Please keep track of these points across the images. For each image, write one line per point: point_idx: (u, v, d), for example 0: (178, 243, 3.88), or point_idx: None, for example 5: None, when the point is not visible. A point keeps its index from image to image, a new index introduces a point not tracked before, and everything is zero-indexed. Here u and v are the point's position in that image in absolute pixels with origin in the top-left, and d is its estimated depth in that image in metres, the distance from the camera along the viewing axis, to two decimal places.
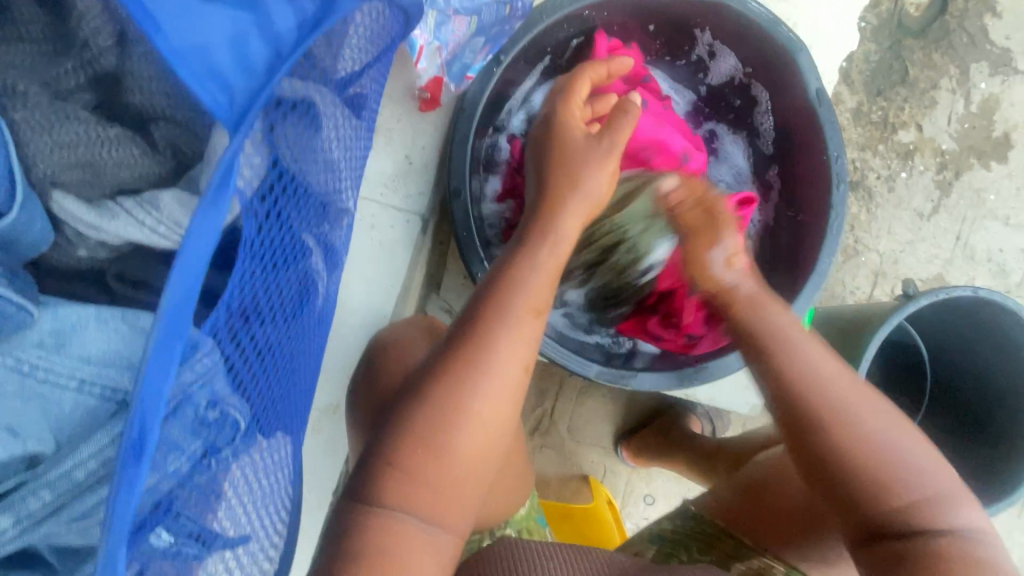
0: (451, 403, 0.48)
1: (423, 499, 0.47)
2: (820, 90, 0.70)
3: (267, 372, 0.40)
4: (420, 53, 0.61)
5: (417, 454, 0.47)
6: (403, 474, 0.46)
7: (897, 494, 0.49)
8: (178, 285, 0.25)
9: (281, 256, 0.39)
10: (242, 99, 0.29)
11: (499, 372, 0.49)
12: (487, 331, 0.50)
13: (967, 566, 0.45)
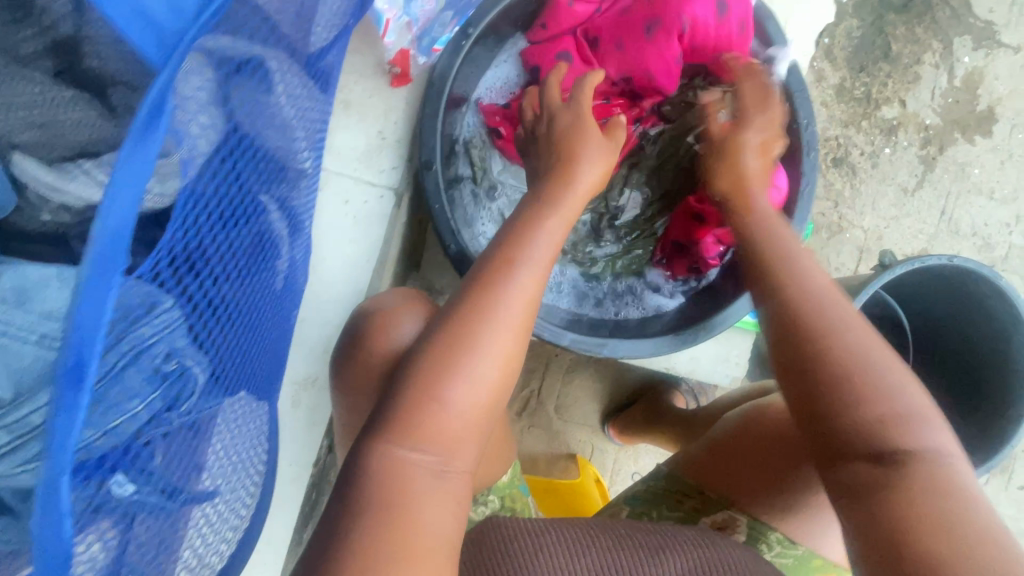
0: (466, 348, 0.48)
1: (438, 435, 0.47)
2: (790, 60, 0.70)
3: (227, 332, 0.41)
4: (387, 27, 0.62)
5: (443, 387, 0.47)
6: (427, 408, 0.47)
7: (868, 413, 0.47)
8: (111, 217, 0.25)
9: (235, 216, 0.40)
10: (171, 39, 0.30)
11: (511, 316, 0.50)
12: (506, 276, 0.51)
13: (931, 490, 0.43)
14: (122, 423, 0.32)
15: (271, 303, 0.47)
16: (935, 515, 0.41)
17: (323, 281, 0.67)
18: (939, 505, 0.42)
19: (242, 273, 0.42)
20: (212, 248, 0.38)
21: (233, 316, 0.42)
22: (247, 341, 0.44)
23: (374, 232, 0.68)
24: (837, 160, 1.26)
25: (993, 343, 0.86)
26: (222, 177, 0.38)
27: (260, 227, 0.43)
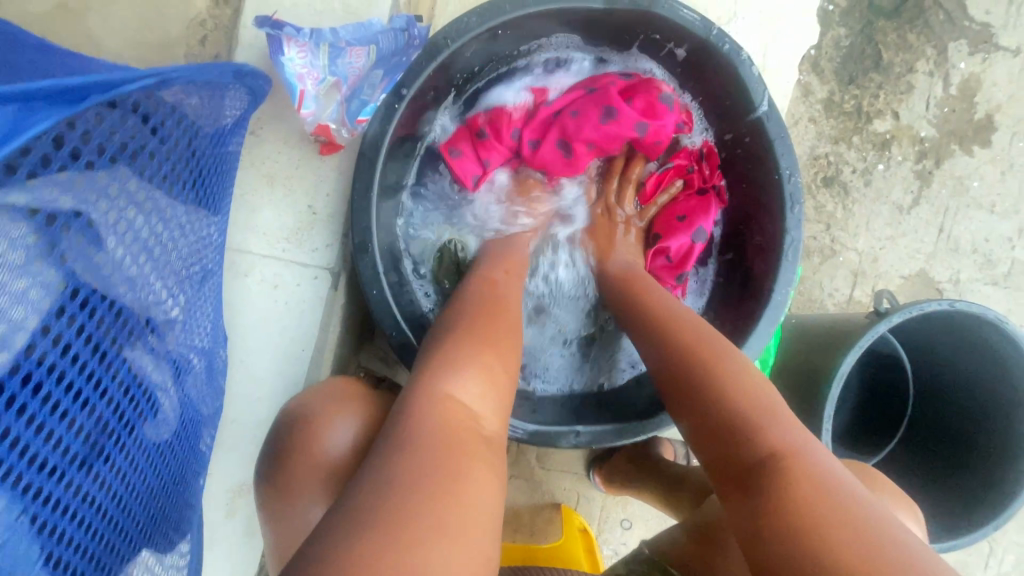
0: (474, 343, 0.46)
1: (452, 413, 0.41)
2: (770, 109, 0.62)
3: (96, 517, 0.35)
4: (303, 97, 0.55)
5: (451, 371, 0.43)
6: (437, 381, 0.42)
7: (758, 437, 0.43)
8: None
9: (88, 383, 0.33)
10: None
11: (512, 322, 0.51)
12: (495, 305, 0.52)
13: (820, 499, 0.38)
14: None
15: (158, 454, 0.40)
16: (812, 511, 0.37)
17: (253, 377, 0.60)
18: (809, 498, 0.38)
19: (106, 444, 0.35)
20: (59, 433, 0.31)
21: (98, 498, 0.34)
22: (125, 513, 0.37)
23: (308, 319, 0.61)
24: (828, 179, 1.18)
25: (999, 390, 0.80)
26: (65, 344, 0.31)
27: (125, 383, 0.36)
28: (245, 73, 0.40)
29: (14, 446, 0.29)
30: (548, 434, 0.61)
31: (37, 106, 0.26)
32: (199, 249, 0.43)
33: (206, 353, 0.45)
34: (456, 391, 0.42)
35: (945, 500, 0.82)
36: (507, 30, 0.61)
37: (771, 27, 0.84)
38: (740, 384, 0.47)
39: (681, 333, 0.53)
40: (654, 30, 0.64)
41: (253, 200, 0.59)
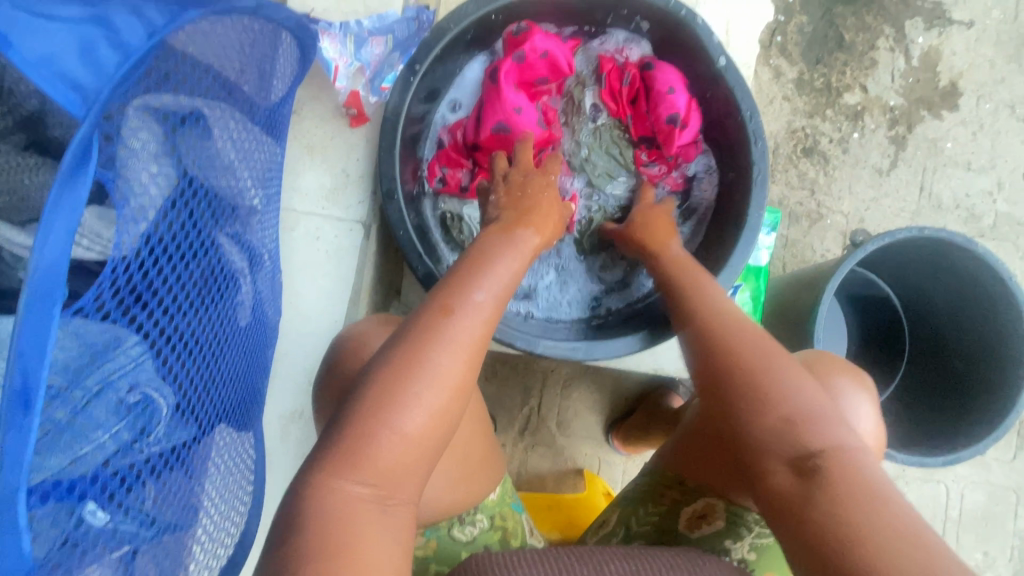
0: (407, 381, 0.48)
1: (399, 453, 0.47)
2: (729, 62, 0.72)
3: (196, 364, 0.44)
4: (337, 72, 0.68)
5: (390, 412, 0.47)
6: (376, 430, 0.47)
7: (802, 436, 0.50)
8: (47, 249, 0.29)
9: (190, 256, 0.44)
10: (92, 94, 0.32)
11: (453, 349, 0.50)
12: (437, 328, 0.51)
13: (854, 491, 0.45)
14: (89, 452, 0.35)
15: (239, 333, 0.50)
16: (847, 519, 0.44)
17: (301, 317, 0.70)
18: (861, 504, 0.44)
19: (202, 309, 0.45)
20: (168, 285, 0.42)
21: (198, 349, 0.44)
22: (218, 372, 0.47)
23: (346, 265, 0.71)
24: (807, 149, 1.28)
25: (978, 309, 0.85)
26: (177, 216, 0.42)
27: (215, 263, 0.47)
28: (301, 25, 0.53)
29: (142, 285, 0.39)
30: (565, 346, 0.69)
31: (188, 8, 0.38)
32: (266, 175, 0.54)
33: (271, 259, 0.55)
34: (392, 434, 0.47)
35: (945, 418, 0.87)
36: (499, 14, 0.73)
37: (731, 9, 0.96)
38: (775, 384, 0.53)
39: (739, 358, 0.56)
40: (621, 6, 0.76)
41: (297, 166, 0.71)
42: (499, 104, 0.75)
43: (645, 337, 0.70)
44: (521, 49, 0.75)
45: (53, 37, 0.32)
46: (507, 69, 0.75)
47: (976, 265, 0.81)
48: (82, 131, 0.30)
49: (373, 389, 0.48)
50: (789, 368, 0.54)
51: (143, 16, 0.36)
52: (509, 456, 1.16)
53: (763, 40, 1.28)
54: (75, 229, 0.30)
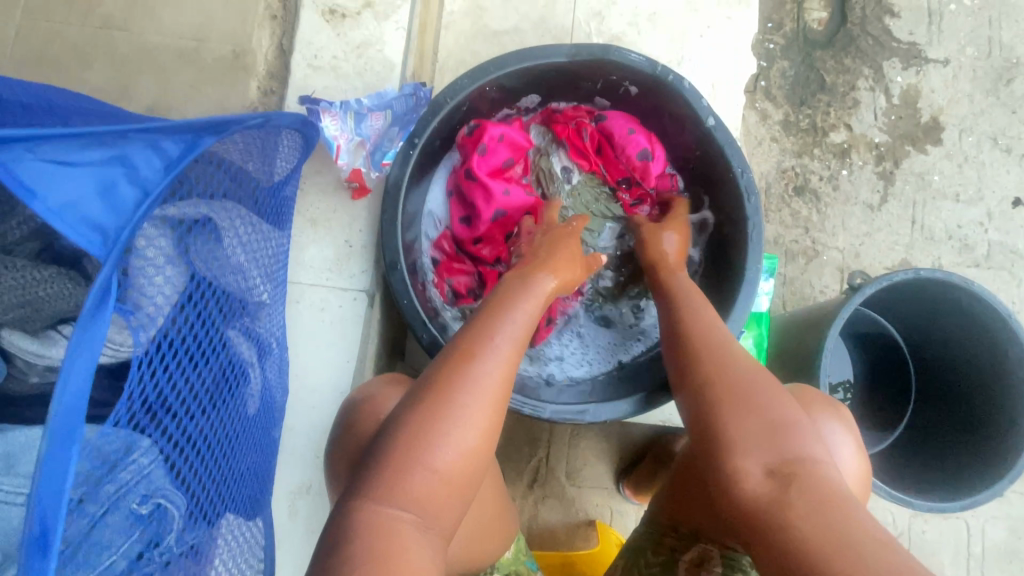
0: (444, 417, 0.48)
1: (433, 484, 0.46)
2: (717, 122, 0.75)
3: (206, 462, 0.44)
4: (339, 150, 0.70)
5: (427, 444, 0.47)
6: (415, 455, 0.46)
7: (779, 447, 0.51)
8: (66, 390, 0.29)
9: (201, 355, 0.44)
10: (112, 235, 0.33)
11: (486, 386, 0.50)
12: (468, 363, 0.50)
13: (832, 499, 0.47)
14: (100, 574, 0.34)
15: (248, 424, 0.50)
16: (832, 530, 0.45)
17: (308, 388, 0.70)
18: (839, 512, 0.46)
19: (211, 406, 0.45)
20: (180, 387, 0.42)
21: (208, 447, 0.44)
22: (227, 467, 0.47)
23: (351, 334, 0.72)
24: (798, 188, 1.30)
25: (981, 347, 0.86)
26: (189, 320, 0.43)
27: (225, 359, 0.47)
28: (306, 124, 0.54)
29: (154, 393, 0.40)
30: (574, 410, 0.69)
31: (203, 136, 0.39)
32: (272, 262, 0.55)
33: (278, 345, 0.55)
34: (423, 469, 0.46)
35: (960, 458, 0.87)
36: (492, 86, 0.76)
37: (715, 64, 1.00)
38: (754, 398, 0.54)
39: (722, 371, 0.57)
40: (610, 73, 0.78)
41: (301, 240, 0.72)
42: (483, 196, 0.79)
43: (639, 399, 0.70)
44: (480, 143, 0.78)
45: (74, 182, 0.32)
46: (475, 165, 0.79)
47: (976, 305, 0.82)
48: (103, 271, 0.31)
49: (411, 420, 0.48)
50: (766, 383, 0.56)
51: (161, 149, 0.36)
52: (519, 510, 1.14)
53: (748, 86, 1.32)
54: (94, 364, 0.30)
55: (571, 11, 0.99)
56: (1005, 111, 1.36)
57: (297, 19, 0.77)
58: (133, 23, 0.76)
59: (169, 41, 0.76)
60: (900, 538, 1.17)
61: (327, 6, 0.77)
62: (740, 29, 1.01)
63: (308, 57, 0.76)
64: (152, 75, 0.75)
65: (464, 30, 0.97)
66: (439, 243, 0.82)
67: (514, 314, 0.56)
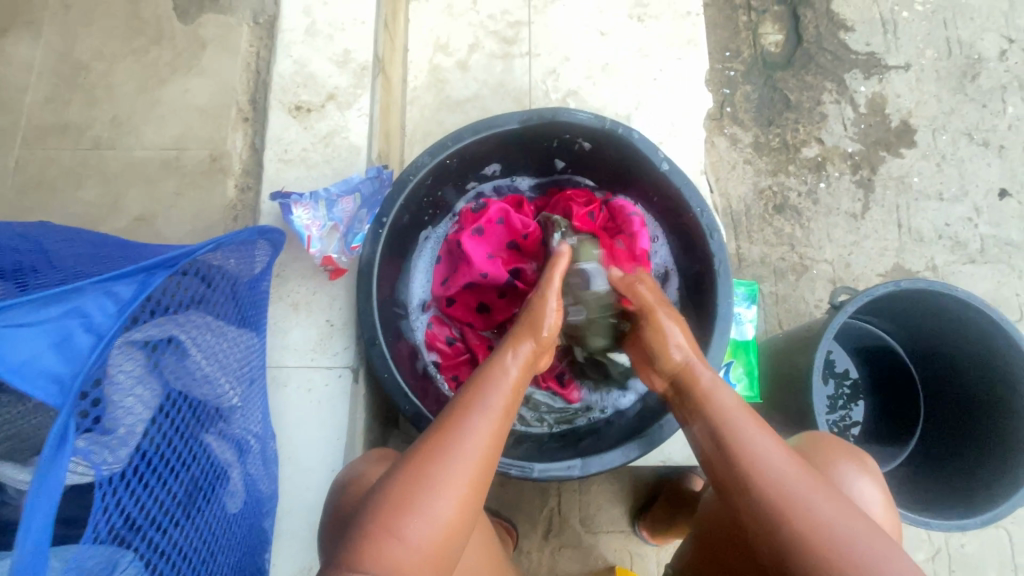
0: (421, 491, 0.51)
1: (410, 559, 0.49)
2: (671, 166, 0.77)
3: (190, 565, 0.46)
4: (310, 238, 0.74)
5: (404, 521, 0.49)
6: (399, 521, 0.49)
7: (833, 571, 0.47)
8: (27, 543, 0.31)
9: (179, 462, 0.46)
10: (68, 384, 0.36)
11: (466, 459, 0.53)
12: (445, 439, 0.54)
13: None
14: None
15: (231, 520, 0.52)
16: None
17: (301, 469, 0.72)
18: None
19: (193, 508, 0.47)
20: (161, 500, 0.44)
21: (191, 551, 0.46)
22: (210, 569, 0.48)
23: (339, 411, 0.74)
24: (778, 206, 1.31)
25: (976, 348, 0.84)
26: (164, 433, 0.45)
27: (202, 462, 0.49)
28: (265, 231, 0.55)
29: (132, 509, 0.41)
30: (562, 465, 0.69)
31: (156, 272, 0.42)
32: (246, 356, 0.57)
33: (258, 438, 0.57)
34: (401, 545, 0.49)
35: (979, 466, 0.83)
36: (452, 158, 0.80)
37: (670, 105, 1.04)
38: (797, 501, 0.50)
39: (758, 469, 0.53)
40: (563, 132, 0.81)
41: (284, 324, 0.75)
42: (469, 269, 0.85)
43: (641, 442, 0.71)
44: (479, 224, 0.86)
45: (28, 341, 0.35)
46: (468, 240, 0.85)
47: (960, 307, 0.81)
48: (59, 419, 0.34)
49: (392, 497, 0.51)
50: (808, 483, 0.52)
51: (114, 293, 0.40)
52: (536, 565, 1.11)
53: (714, 114, 1.35)
54: (54, 511, 0.32)
55: (527, 73, 1.05)
56: (976, 106, 1.37)
57: (267, 118, 0.83)
58: (119, 141, 0.83)
59: (151, 153, 0.83)
60: (940, 556, 1.11)
61: (293, 103, 0.83)
62: (690, 68, 1.06)
63: (279, 152, 0.82)
64: (139, 186, 0.81)
65: (428, 103, 1.02)
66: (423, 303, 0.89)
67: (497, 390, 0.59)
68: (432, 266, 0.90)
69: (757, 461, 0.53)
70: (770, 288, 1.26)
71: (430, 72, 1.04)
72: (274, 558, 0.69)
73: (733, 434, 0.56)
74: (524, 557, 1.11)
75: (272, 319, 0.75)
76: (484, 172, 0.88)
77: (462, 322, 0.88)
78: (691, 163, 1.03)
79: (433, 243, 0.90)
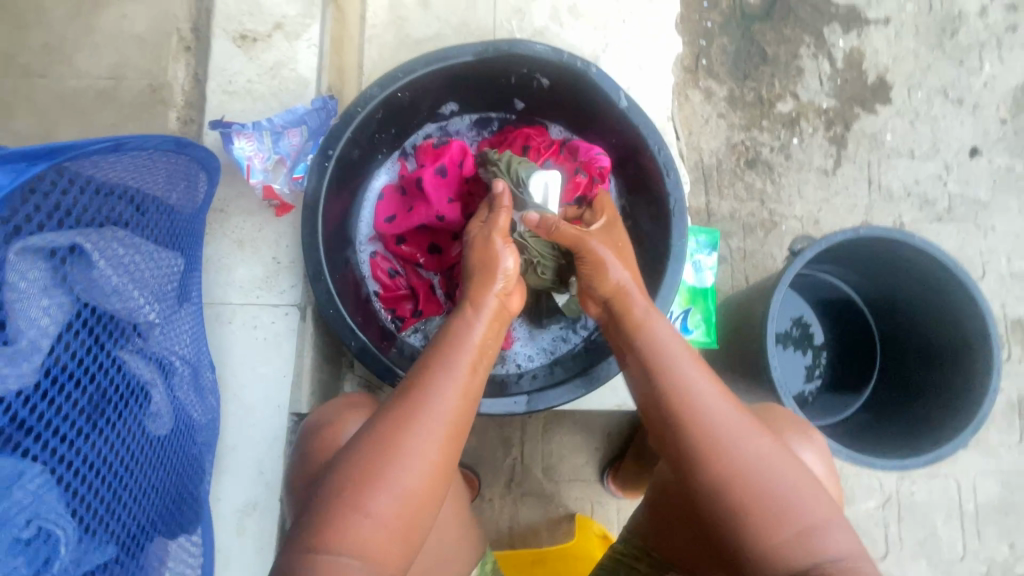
0: (385, 466, 0.49)
1: (377, 537, 0.47)
2: (630, 102, 0.75)
3: (106, 482, 0.44)
4: (250, 170, 0.71)
5: (369, 501, 0.48)
6: (358, 499, 0.47)
7: (784, 521, 0.48)
8: None
9: (89, 377, 0.45)
10: None
11: (433, 429, 0.50)
12: (409, 412, 0.51)
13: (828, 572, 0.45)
14: None
15: (155, 443, 0.50)
16: None
17: (246, 407, 0.71)
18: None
19: (108, 425, 0.45)
20: (65, 412, 0.42)
21: (105, 468, 0.45)
22: (130, 486, 0.47)
23: (285, 349, 0.72)
24: (750, 161, 1.30)
25: (932, 295, 0.85)
26: (72, 346, 0.43)
27: (118, 381, 0.47)
28: (184, 143, 0.51)
29: (28, 417, 0.39)
30: (506, 401, 0.70)
31: (38, 160, 0.37)
32: (169, 281, 0.55)
33: (186, 361, 0.56)
34: (365, 524, 0.47)
35: (928, 411, 0.85)
36: (404, 91, 0.77)
37: (639, 50, 1.01)
38: (753, 457, 0.50)
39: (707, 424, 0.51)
40: (520, 66, 0.78)
41: (228, 261, 0.73)
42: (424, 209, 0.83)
43: (587, 379, 0.72)
44: (441, 161, 0.83)
45: None
46: (428, 178, 0.82)
47: (917, 254, 0.81)
48: None
49: (353, 475, 0.48)
50: (761, 437, 0.51)
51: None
52: (498, 512, 1.13)
53: (689, 66, 1.32)
54: None
55: (492, 12, 1.00)
56: (953, 63, 1.35)
57: (210, 48, 0.79)
58: (51, 70, 0.79)
59: (86, 82, 0.78)
60: (890, 503, 1.15)
61: (237, 32, 0.79)
62: (661, 11, 1.02)
63: (222, 83, 0.78)
64: (73, 118, 0.77)
65: (387, 42, 0.98)
66: (366, 237, 0.88)
67: (466, 350, 0.56)
68: (377, 200, 0.88)
69: (704, 410, 0.51)
70: (737, 243, 1.26)
71: (389, 9, 0.99)
72: (218, 493, 0.69)
73: (670, 373, 0.54)
74: (486, 504, 1.13)
75: (215, 254, 0.73)
76: (439, 109, 0.87)
77: (409, 260, 0.87)
78: (658, 110, 1.00)
79: (380, 175, 0.89)
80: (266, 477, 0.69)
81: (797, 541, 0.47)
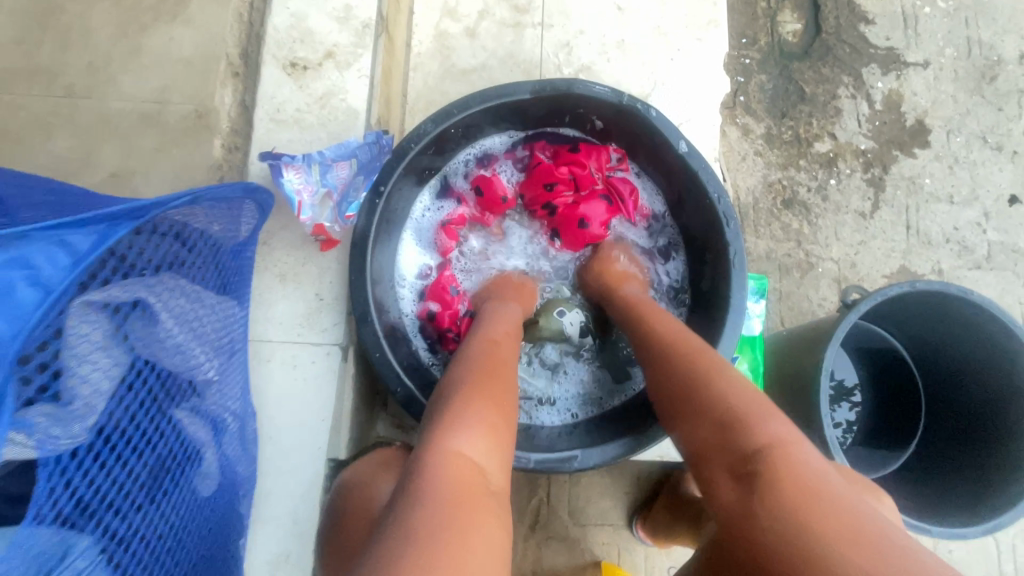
0: (446, 400, 0.51)
1: (462, 472, 0.44)
2: (690, 147, 0.73)
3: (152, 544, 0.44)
4: (301, 206, 0.69)
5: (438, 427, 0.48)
6: (443, 440, 0.46)
7: (724, 411, 0.49)
8: None
9: (145, 440, 0.44)
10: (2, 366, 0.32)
11: (494, 380, 0.54)
12: (470, 368, 0.55)
13: (786, 464, 0.43)
14: None
15: (201, 502, 0.50)
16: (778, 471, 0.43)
17: (283, 451, 0.67)
18: (782, 471, 0.43)
19: (155, 494, 0.45)
20: (118, 481, 0.41)
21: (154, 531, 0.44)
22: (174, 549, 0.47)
23: (325, 391, 0.69)
24: (787, 201, 1.28)
25: (982, 351, 0.83)
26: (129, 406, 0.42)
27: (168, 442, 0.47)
28: (251, 188, 0.51)
29: (85, 494, 0.38)
30: (556, 460, 0.68)
31: (119, 223, 0.39)
32: (220, 326, 0.53)
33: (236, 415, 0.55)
34: (465, 448, 0.46)
35: (978, 465, 0.83)
36: (456, 128, 0.75)
37: (686, 88, 0.99)
38: (702, 366, 0.55)
39: (657, 347, 0.61)
40: (577, 106, 0.77)
41: (270, 296, 0.70)
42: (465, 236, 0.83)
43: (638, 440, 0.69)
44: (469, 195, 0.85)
45: None
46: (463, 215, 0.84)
47: (975, 312, 0.78)
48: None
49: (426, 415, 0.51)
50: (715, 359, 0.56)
51: (68, 244, 0.37)
52: (522, 557, 1.08)
53: (727, 102, 1.31)
54: None
55: (538, 44, 0.99)
56: (992, 109, 1.34)
57: (259, 74, 0.77)
58: (95, 91, 0.77)
59: (131, 105, 0.76)
60: None
61: (288, 59, 0.78)
62: (709, 49, 1.01)
63: (271, 111, 0.76)
64: (116, 140, 0.75)
65: (433, 71, 0.97)
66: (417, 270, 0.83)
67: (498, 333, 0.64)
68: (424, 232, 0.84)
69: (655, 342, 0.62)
70: (774, 284, 1.24)
71: (435, 38, 0.98)
72: (251, 543, 0.65)
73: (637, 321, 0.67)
74: None
75: (256, 288, 0.70)
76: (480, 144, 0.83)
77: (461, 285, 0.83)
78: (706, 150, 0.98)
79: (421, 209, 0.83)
80: (299, 527, 0.66)
81: (741, 423, 0.48)
